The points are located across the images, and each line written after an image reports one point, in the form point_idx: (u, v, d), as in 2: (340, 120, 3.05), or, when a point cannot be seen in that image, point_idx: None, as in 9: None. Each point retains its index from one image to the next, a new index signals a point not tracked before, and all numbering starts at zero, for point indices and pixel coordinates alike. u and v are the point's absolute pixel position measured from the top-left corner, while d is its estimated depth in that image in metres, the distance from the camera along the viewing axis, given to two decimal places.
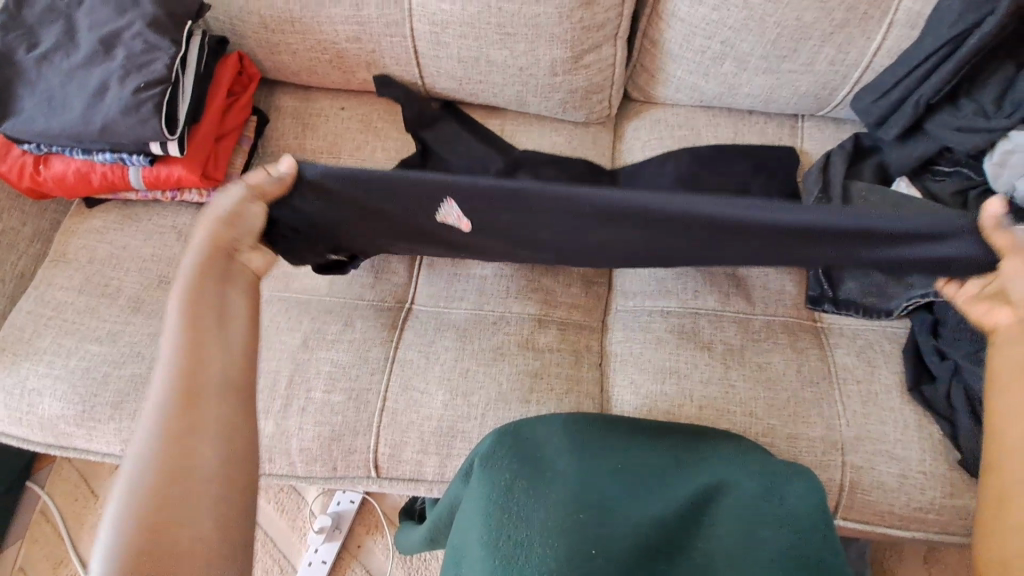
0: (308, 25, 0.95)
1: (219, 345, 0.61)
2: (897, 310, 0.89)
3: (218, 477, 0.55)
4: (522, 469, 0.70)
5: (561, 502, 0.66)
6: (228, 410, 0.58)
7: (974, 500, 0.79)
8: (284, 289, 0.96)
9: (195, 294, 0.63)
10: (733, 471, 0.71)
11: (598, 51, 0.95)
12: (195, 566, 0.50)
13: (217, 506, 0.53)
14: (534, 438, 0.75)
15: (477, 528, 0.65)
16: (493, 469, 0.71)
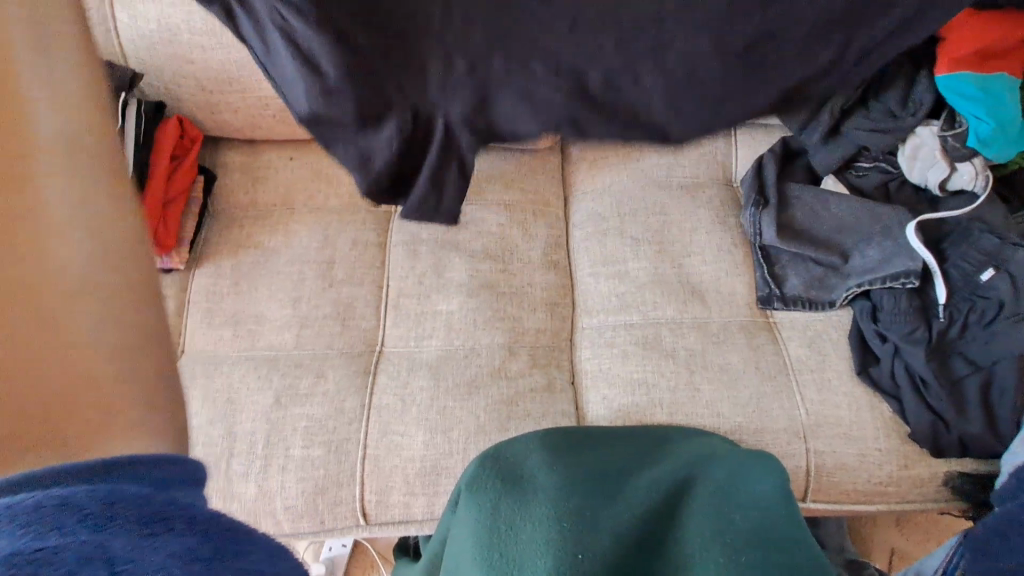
0: (248, 84, 0.96)
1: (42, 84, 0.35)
2: (838, 300, 0.95)
3: (101, 280, 0.34)
4: (504, 487, 0.72)
5: (546, 508, 0.67)
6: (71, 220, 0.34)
7: (927, 470, 0.85)
8: (251, 347, 0.95)
9: None
10: (700, 464, 0.77)
11: None
12: (103, 408, 0.32)
13: (114, 318, 0.34)
14: (514, 459, 0.78)
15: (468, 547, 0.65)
16: (476, 491, 0.72)
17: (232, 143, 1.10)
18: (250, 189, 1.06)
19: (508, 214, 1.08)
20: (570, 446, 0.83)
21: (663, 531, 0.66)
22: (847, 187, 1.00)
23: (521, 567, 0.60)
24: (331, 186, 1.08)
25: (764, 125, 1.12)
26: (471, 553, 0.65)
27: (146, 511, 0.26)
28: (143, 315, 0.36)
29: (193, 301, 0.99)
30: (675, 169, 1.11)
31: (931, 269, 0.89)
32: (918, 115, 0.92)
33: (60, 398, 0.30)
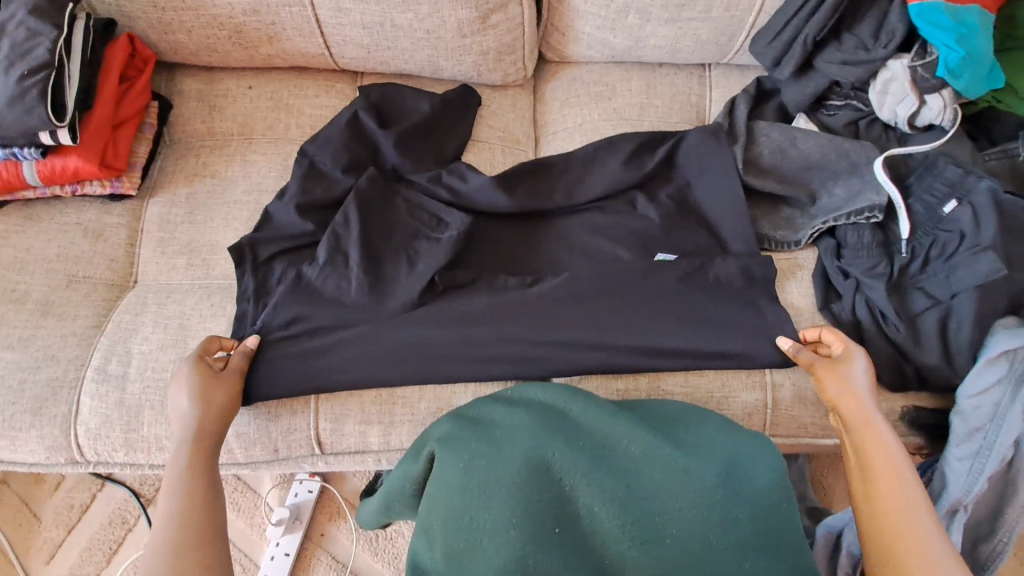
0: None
1: (206, 468, 0.72)
2: (804, 239, 0.94)
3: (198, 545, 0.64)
4: (480, 448, 0.71)
5: (522, 481, 0.68)
6: (195, 499, 0.68)
7: (885, 403, 0.86)
8: (206, 277, 0.92)
9: (184, 464, 0.71)
10: (700, 446, 0.71)
11: (504, 11, 0.96)
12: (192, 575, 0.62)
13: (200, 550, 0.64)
14: (493, 419, 0.75)
15: (440, 509, 0.68)
16: (452, 449, 0.72)
17: (190, 70, 1.05)
18: (207, 116, 1.02)
19: (475, 150, 1.05)
20: (563, 404, 0.77)
21: (641, 520, 0.65)
22: (818, 127, 0.97)
23: (490, 536, 0.65)
24: (292, 116, 1.02)
25: (740, 65, 1.10)
26: (441, 515, 0.68)
27: None
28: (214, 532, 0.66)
29: (146, 229, 0.96)
30: (648, 109, 1.08)
31: (896, 205, 0.88)
32: (889, 46, 0.90)
33: None
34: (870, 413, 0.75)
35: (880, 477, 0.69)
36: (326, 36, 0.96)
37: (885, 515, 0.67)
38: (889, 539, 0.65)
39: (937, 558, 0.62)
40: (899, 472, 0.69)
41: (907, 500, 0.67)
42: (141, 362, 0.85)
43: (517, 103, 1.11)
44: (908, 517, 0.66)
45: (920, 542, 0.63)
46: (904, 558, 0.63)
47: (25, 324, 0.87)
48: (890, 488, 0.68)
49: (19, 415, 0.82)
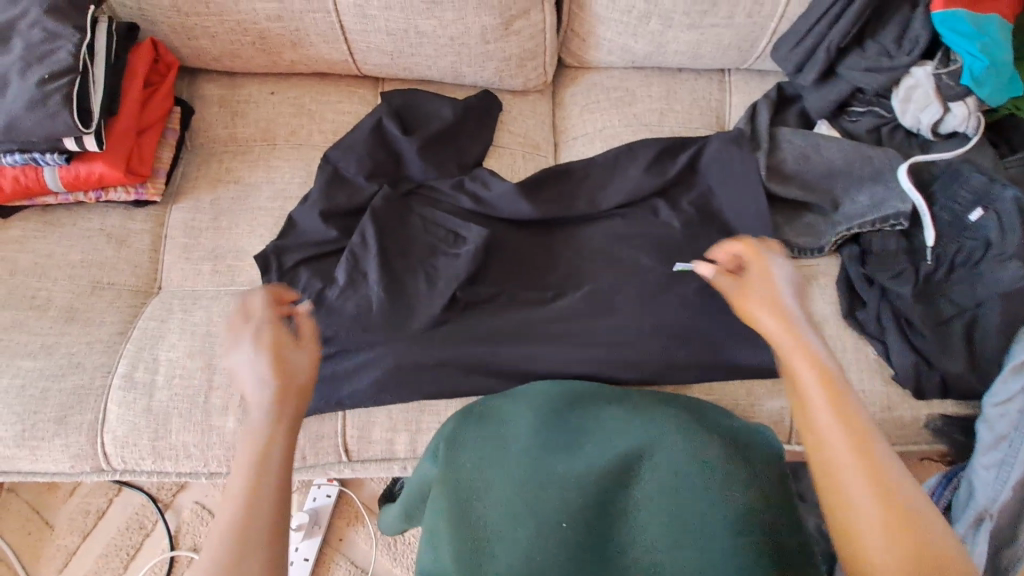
0: (224, 5, 0.91)
1: (289, 433, 0.58)
2: (827, 246, 0.94)
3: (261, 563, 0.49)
4: (480, 450, 0.72)
5: (520, 479, 0.68)
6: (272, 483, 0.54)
7: (908, 410, 0.87)
8: (231, 283, 0.92)
9: (260, 451, 0.56)
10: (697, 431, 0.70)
11: (527, 17, 0.96)
12: None
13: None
14: (495, 420, 0.76)
15: (445, 512, 0.68)
16: (455, 451, 0.73)
17: (211, 75, 1.05)
18: (229, 122, 1.03)
19: (496, 156, 1.05)
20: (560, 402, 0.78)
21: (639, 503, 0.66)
22: (840, 133, 0.97)
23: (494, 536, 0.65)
24: (314, 122, 1.03)
25: (760, 71, 1.10)
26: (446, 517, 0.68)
27: None
28: (274, 556, 0.50)
29: (170, 235, 0.96)
30: (669, 114, 1.08)
31: (921, 213, 0.89)
32: (913, 53, 0.90)
33: None
34: (799, 328, 0.62)
35: (804, 378, 0.57)
36: (350, 42, 0.96)
37: (833, 476, 0.51)
38: (824, 454, 0.53)
39: (904, 487, 0.50)
40: (831, 379, 0.56)
41: (846, 403, 0.54)
42: (169, 369, 0.85)
43: (537, 108, 1.11)
44: (834, 420, 0.53)
45: (872, 464, 0.51)
46: (845, 475, 0.51)
47: (49, 331, 0.86)
48: (818, 385, 0.56)
49: (44, 422, 0.82)
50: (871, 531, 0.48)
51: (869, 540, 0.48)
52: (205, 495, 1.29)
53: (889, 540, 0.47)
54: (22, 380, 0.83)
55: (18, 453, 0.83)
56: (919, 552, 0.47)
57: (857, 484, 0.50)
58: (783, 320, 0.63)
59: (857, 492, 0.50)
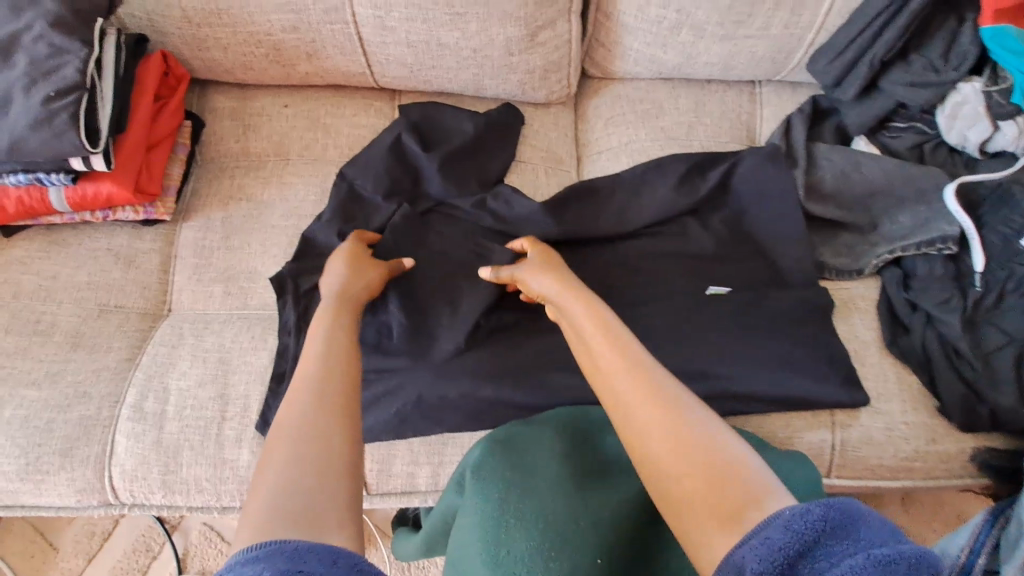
0: (238, 16, 0.87)
1: (349, 356, 0.61)
2: (868, 269, 0.90)
3: (339, 461, 0.50)
4: (514, 476, 0.67)
5: (557, 508, 0.63)
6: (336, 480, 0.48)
7: (955, 443, 0.83)
8: (244, 306, 0.88)
9: (325, 368, 0.57)
10: None
11: (553, 28, 0.92)
12: (340, 517, 0.46)
13: (334, 484, 0.48)
14: (527, 445, 0.72)
15: (477, 543, 0.61)
16: (486, 477, 0.68)
17: (222, 87, 1.01)
18: (241, 136, 0.99)
19: (518, 172, 1.01)
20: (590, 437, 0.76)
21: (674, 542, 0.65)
22: (881, 150, 0.93)
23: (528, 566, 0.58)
24: (330, 136, 0.99)
25: (792, 83, 1.06)
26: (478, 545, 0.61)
27: None
28: (348, 461, 0.50)
29: (180, 255, 0.92)
30: (698, 128, 1.04)
31: (970, 237, 0.85)
32: (961, 68, 0.86)
33: (324, 467, 0.49)
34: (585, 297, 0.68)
35: (592, 337, 0.61)
36: (368, 55, 0.92)
37: (623, 411, 0.52)
38: (619, 409, 0.53)
39: (711, 424, 0.49)
40: (618, 349, 0.57)
41: (635, 361, 0.55)
42: (179, 399, 0.81)
43: (559, 121, 1.07)
44: (631, 377, 0.54)
45: (663, 402, 0.51)
46: (636, 415, 0.51)
47: (54, 358, 0.83)
48: (610, 351, 0.57)
49: (48, 456, 0.78)
50: (674, 471, 0.46)
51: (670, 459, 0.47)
52: (213, 517, 1.25)
53: (684, 470, 0.46)
54: (26, 410, 0.79)
55: (22, 487, 0.79)
56: (711, 469, 0.45)
57: (643, 420, 0.50)
58: (594, 309, 0.65)
59: (650, 440, 0.49)
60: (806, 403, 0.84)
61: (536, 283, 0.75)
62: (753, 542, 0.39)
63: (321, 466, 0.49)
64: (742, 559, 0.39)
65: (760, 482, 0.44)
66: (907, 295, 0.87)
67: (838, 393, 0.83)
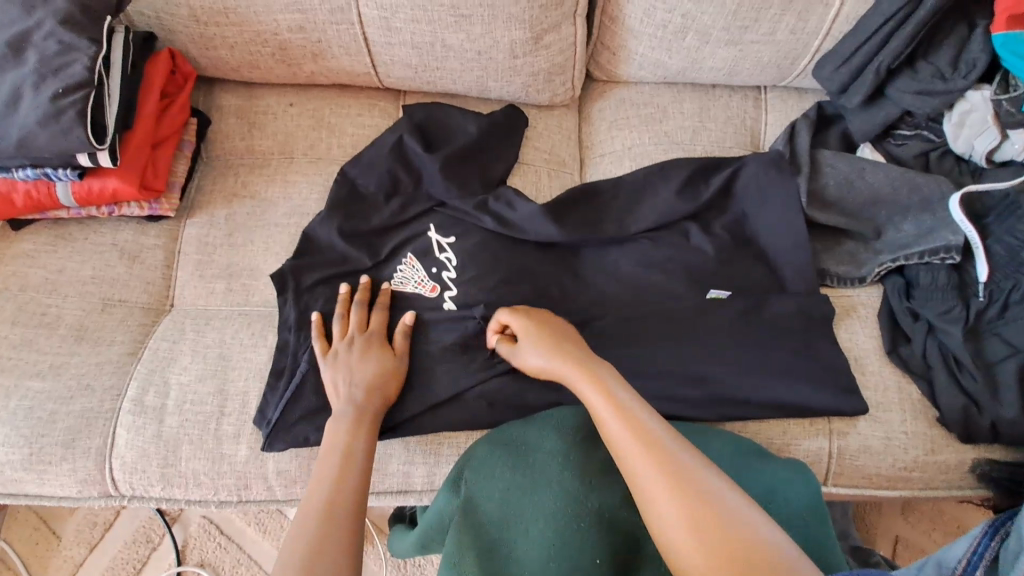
0: (245, 15, 0.88)
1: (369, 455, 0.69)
2: (869, 277, 0.89)
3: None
4: (515, 480, 0.69)
5: (555, 514, 0.65)
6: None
7: (955, 455, 0.82)
8: (245, 303, 0.89)
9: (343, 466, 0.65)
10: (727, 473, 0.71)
11: (558, 30, 0.92)
12: None
13: None
14: (530, 444, 0.74)
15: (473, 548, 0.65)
16: (488, 481, 0.70)
17: (229, 85, 1.02)
18: (246, 134, 1.00)
19: (521, 174, 1.01)
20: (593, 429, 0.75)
21: None
22: (886, 158, 0.92)
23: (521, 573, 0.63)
24: (334, 135, 0.99)
25: (797, 88, 1.05)
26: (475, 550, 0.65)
27: None
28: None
29: (184, 251, 0.93)
30: (701, 132, 1.04)
31: (973, 246, 0.83)
32: (970, 77, 0.85)
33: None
34: (592, 369, 0.64)
35: (603, 415, 0.58)
36: (374, 55, 0.92)
37: (656, 518, 0.49)
38: (643, 497, 0.51)
39: (751, 523, 0.47)
40: (636, 425, 0.55)
41: (662, 456, 0.52)
42: (179, 394, 0.81)
43: (563, 124, 1.07)
44: (660, 477, 0.51)
45: (697, 505, 0.48)
46: (662, 513, 0.49)
47: (58, 351, 0.84)
48: (632, 439, 0.54)
49: (51, 446, 0.80)
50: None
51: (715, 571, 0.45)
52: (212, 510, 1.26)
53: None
54: (30, 401, 0.81)
55: (25, 477, 0.80)
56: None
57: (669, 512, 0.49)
58: (609, 390, 0.60)
59: (680, 540, 0.47)
60: (805, 411, 0.84)
61: (534, 359, 0.71)
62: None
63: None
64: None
65: None
66: (908, 304, 0.86)
67: (838, 402, 0.83)
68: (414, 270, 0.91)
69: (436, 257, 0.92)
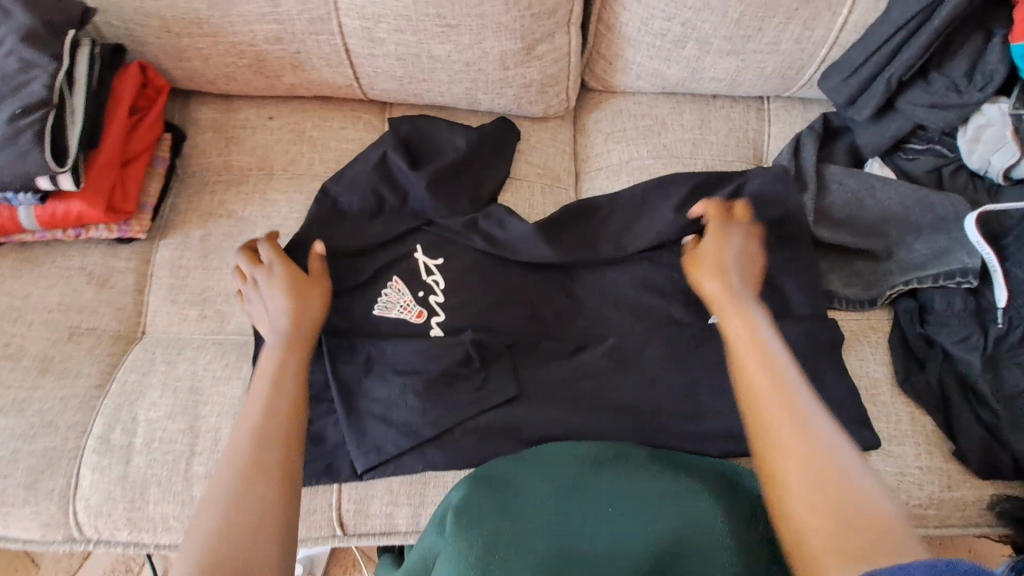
0: (219, 25, 0.83)
1: (301, 374, 0.68)
2: (880, 299, 0.84)
3: (262, 504, 0.53)
4: (498, 522, 0.62)
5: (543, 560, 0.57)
6: (272, 537, 0.52)
7: (973, 492, 0.77)
8: (219, 331, 0.84)
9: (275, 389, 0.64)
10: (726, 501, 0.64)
11: (551, 40, 0.87)
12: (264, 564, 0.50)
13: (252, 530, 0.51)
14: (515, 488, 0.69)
15: None
16: (468, 523, 0.63)
17: (205, 97, 0.97)
18: (224, 149, 0.95)
19: (512, 190, 0.96)
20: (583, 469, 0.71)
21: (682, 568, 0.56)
22: (897, 173, 0.88)
23: None
24: (316, 150, 0.94)
25: (802, 98, 1.01)
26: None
27: None
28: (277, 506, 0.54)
29: (156, 275, 0.88)
30: (702, 145, 0.99)
31: (992, 268, 0.79)
32: (986, 90, 0.81)
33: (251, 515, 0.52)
34: (741, 303, 0.67)
35: (740, 346, 0.61)
36: (356, 67, 0.87)
37: (779, 444, 0.52)
38: (770, 428, 0.54)
39: (861, 489, 0.49)
40: (771, 363, 0.58)
41: (787, 398, 0.55)
42: (148, 431, 0.77)
43: (557, 137, 1.02)
44: (784, 414, 0.54)
45: (816, 448, 0.51)
46: (799, 444, 0.52)
47: (21, 384, 0.79)
48: (764, 375, 0.57)
49: (11, 488, 0.75)
50: (820, 535, 0.46)
51: (883, 512, 0.47)
52: None
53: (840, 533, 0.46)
54: None
55: None
56: (858, 540, 0.45)
57: (812, 442, 0.51)
58: (749, 321, 0.64)
59: (803, 470, 0.50)
60: None
61: (706, 286, 0.72)
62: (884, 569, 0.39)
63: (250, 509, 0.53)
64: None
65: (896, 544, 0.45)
66: (922, 329, 0.82)
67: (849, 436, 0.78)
68: (400, 293, 0.87)
69: (423, 281, 0.87)
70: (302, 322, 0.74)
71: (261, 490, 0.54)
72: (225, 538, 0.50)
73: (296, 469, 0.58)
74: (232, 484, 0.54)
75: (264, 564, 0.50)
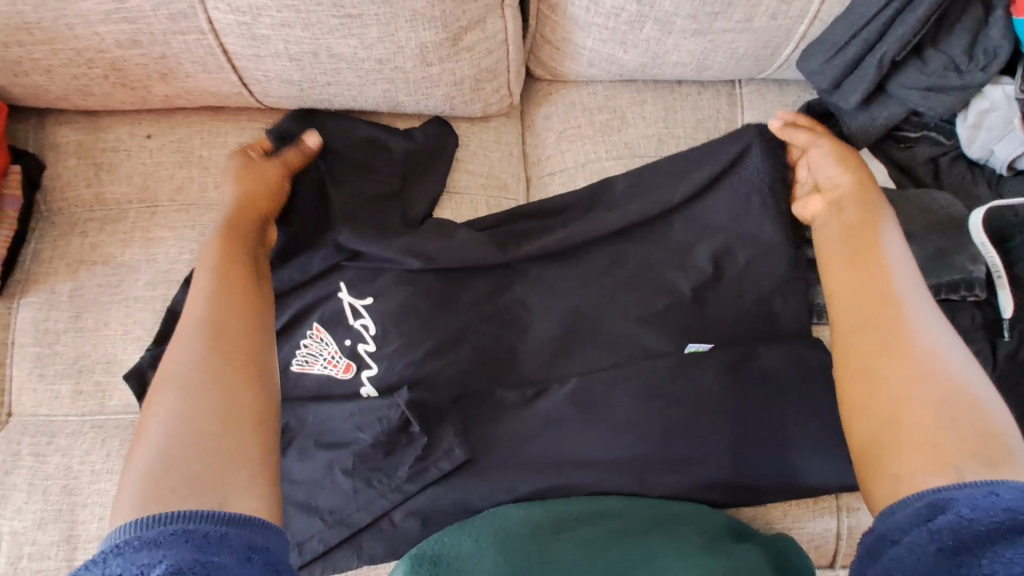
0: (52, 29, 0.65)
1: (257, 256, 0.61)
2: None
3: (208, 392, 0.47)
4: None
5: None
6: (247, 449, 0.45)
7: None
8: (100, 410, 0.70)
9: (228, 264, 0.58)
10: None
11: (482, 26, 0.72)
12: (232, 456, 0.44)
13: (211, 421, 0.45)
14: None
15: None
16: None
17: (66, 115, 0.79)
18: (93, 179, 0.77)
19: (451, 207, 0.82)
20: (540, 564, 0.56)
21: None
22: (889, 166, 0.77)
23: None
24: (208, 173, 0.78)
25: (777, 80, 0.88)
26: None
27: (244, 547, 0.39)
28: (249, 394, 0.48)
29: (17, 343, 0.72)
30: (669, 141, 0.86)
31: (998, 275, 0.69)
32: (989, 70, 0.70)
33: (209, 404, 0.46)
34: (865, 205, 0.64)
35: (857, 243, 0.60)
36: (240, 71, 0.71)
37: (889, 325, 0.51)
38: (882, 314, 0.52)
39: (974, 387, 0.46)
40: (889, 262, 0.57)
41: (902, 293, 0.53)
42: (12, 547, 0.64)
43: (502, 138, 0.87)
44: (899, 305, 0.52)
45: (926, 338, 0.49)
46: (910, 330, 0.50)
47: None
48: (881, 271, 0.56)
49: None
50: (919, 423, 0.45)
51: (991, 417, 0.44)
52: None
53: (941, 424, 0.44)
54: None
55: None
56: (961, 432, 0.43)
57: (916, 333, 0.50)
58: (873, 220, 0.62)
59: (910, 353, 0.48)
60: (798, 488, 0.71)
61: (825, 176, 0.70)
62: (975, 492, 0.39)
63: (223, 400, 0.47)
64: (953, 501, 0.39)
65: (1006, 442, 0.43)
66: None
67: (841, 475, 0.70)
68: (323, 343, 0.72)
69: (350, 326, 0.73)
70: (250, 204, 0.67)
71: (222, 366, 0.49)
72: (186, 453, 0.43)
73: (262, 358, 0.51)
74: (179, 397, 0.46)
75: (236, 451, 0.45)
